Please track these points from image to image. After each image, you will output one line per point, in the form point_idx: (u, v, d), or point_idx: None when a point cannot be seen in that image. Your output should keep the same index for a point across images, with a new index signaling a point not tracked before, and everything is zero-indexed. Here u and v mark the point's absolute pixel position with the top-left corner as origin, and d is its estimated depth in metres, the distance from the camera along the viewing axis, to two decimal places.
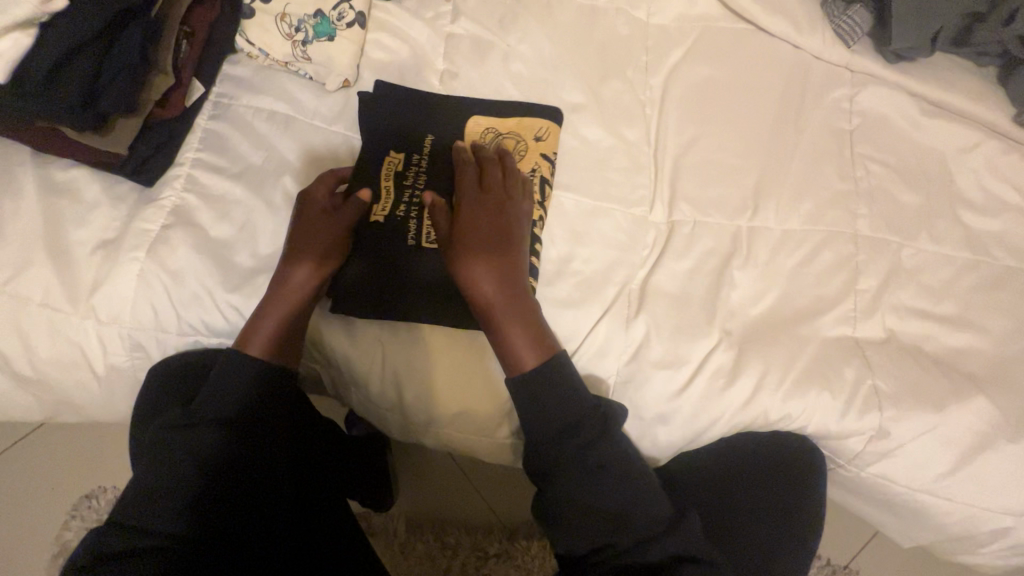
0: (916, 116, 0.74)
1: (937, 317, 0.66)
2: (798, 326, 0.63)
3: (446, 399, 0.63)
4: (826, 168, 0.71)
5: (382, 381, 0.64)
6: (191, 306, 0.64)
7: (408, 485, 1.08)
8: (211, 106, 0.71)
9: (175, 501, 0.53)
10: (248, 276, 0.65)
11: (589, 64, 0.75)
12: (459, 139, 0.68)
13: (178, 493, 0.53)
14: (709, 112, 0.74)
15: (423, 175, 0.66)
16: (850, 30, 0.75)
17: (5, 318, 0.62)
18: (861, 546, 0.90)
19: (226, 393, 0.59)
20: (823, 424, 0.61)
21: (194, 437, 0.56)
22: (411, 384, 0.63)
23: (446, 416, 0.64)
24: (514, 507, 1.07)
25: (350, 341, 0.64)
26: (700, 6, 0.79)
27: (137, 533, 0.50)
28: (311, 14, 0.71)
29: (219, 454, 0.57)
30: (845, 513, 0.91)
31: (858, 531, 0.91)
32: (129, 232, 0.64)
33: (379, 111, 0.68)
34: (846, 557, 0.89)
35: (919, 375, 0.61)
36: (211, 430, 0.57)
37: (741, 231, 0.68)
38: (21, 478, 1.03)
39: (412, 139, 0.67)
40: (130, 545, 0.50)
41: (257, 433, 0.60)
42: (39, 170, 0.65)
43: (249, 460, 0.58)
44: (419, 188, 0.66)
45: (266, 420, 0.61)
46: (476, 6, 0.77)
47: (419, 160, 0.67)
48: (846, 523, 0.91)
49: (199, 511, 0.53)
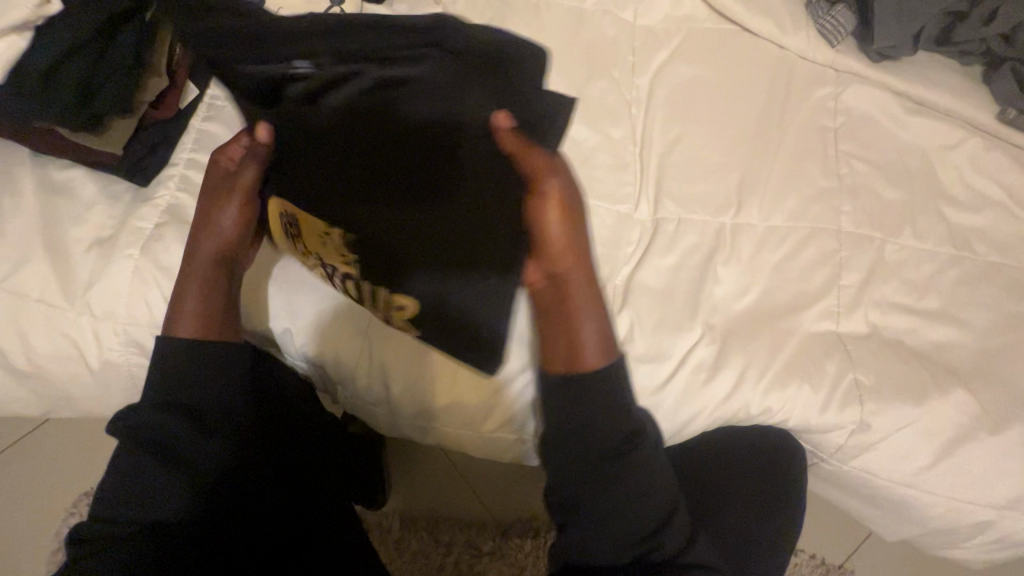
0: (900, 113, 0.75)
1: (919, 312, 0.66)
2: (781, 320, 0.64)
3: (432, 392, 0.64)
4: (810, 165, 0.72)
5: (369, 375, 0.65)
6: None
7: (403, 483, 1.09)
8: (205, 107, 0.72)
9: (154, 490, 0.53)
10: None
11: (575, 65, 0.76)
12: None
13: (155, 482, 0.53)
14: (693, 111, 0.75)
15: None
16: (833, 30, 0.76)
17: (3, 314, 0.63)
18: (855, 545, 0.90)
19: (205, 377, 0.56)
20: (805, 418, 0.61)
21: (173, 423, 0.54)
22: (397, 378, 0.64)
23: (432, 409, 0.65)
24: (507, 504, 1.08)
25: (336, 335, 0.65)
26: (686, 7, 0.80)
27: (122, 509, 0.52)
28: (303, 18, 0.73)
29: (193, 440, 0.54)
30: (837, 513, 0.91)
31: (850, 529, 0.91)
32: (125, 230, 0.66)
33: None
34: (839, 556, 0.90)
35: (900, 368, 0.62)
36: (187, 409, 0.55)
37: (725, 227, 0.69)
38: (24, 475, 1.05)
39: None
40: (116, 522, 0.52)
41: (239, 422, 0.57)
42: (38, 171, 0.67)
43: (229, 452, 0.55)
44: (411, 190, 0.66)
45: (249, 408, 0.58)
46: (465, 10, 0.79)
47: None
48: (838, 521, 0.91)
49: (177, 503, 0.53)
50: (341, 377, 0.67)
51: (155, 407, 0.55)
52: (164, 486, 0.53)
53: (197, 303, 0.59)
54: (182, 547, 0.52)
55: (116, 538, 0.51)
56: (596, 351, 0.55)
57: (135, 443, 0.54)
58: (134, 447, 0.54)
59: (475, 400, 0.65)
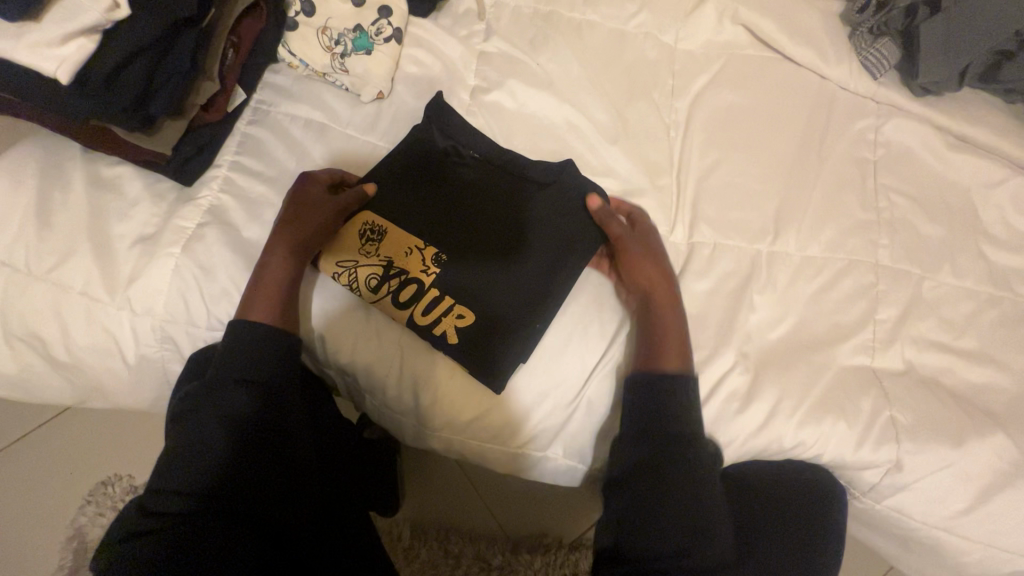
0: (941, 149, 0.74)
1: (956, 351, 0.65)
2: (816, 352, 0.63)
3: (458, 405, 0.64)
4: (849, 197, 0.72)
5: (398, 384, 0.65)
6: (219, 302, 0.66)
7: (416, 490, 1.09)
8: (251, 112, 0.74)
9: (202, 465, 0.55)
10: None
11: (616, 86, 0.77)
12: (476, 167, 0.69)
13: (205, 455, 0.56)
14: (732, 137, 0.75)
15: (443, 200, 0.67)
16: (877, 62, 0.76)
17: (43, 306, 0.64)
18: None
19: (246, 357, 0.60)
20: (837, 453, 0.60)
21: (223, 397, 0.58)
22: (425, 388, 0.64)
23: (459, 422, 0.65)
24: (519, 518, 1.08)
25: (366, 341, 0.65)
26: (728, 33, 0.80)
27: (171, 491, 0.54)
28: (351, 28, 0.75)
29: (243, 412, 0.58)
30: (859, 548, 0.89)
31: (871, 567, 0.89)
32: (168, 229, 0.67)
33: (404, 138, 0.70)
34: None
35: (937, 408, 0.61)
36: (238, 386, 0.59)
37: (761, 255, 0.68)
38: (43, 460, 1.11)
39: (430, 162, 0.69)
40: (165, 504, 0.53)
41: (283, 399, 0.62)
42: (88, 166, 0.69)
43: (272, 425, 0.60)
44: (440, 212, 0.67)
45: (288, 391, 0.63)
46: (508, 27, 0.80)
47: (440, 184, 0.68)
48: (857, 556, 0.89)
49: (225, 473, 0.56)
50: (364, 382, 0.67)
51: (208, 389, 0.59)
52: (212, 459, 0.56)
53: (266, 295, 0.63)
54: (230, 520, 0.54)
55: (166, 516, 0.53)
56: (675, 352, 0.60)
57: (185, 428, 0.57)
58: (185, 431, 0.57)
59: (501, 413, 0.64)
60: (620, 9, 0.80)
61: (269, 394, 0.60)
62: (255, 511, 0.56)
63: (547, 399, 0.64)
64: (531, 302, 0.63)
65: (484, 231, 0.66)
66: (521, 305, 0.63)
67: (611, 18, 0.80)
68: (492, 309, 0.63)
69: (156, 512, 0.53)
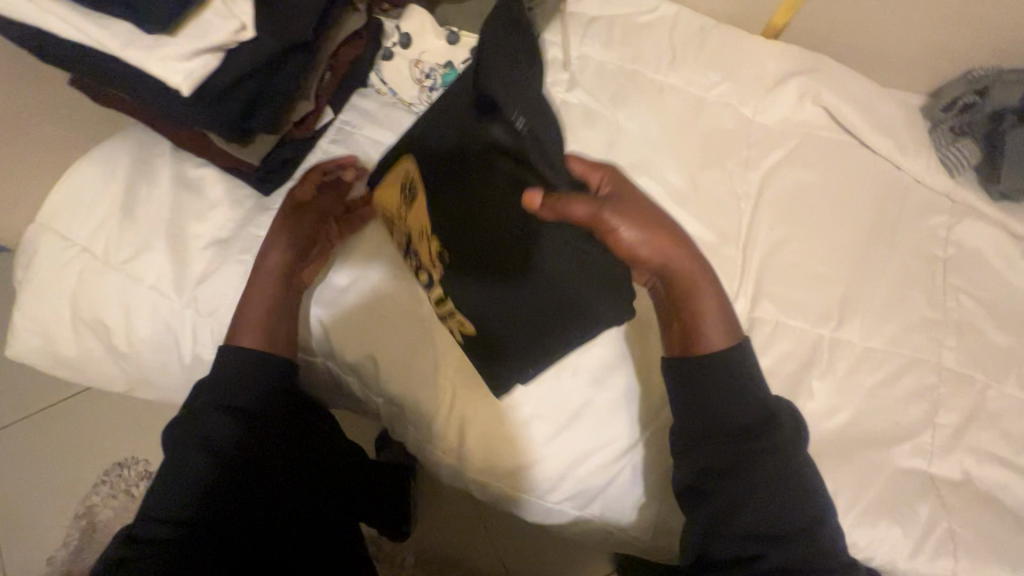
0: (1016, 256, 0.73)
1: (1018, 468, 0.63)
2: (873, 450, 0.62)
3: (503, 454, 0.64)
4: (916, 292, 0.71)
5: (444, 424, 0.65)
6: None
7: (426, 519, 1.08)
8: (334, 130, 0.76)
9: (180, 492, 0.56)
10: (339, 294, 0.68)
11: (693, 151, 0.78)
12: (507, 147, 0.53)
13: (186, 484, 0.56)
14: (802, 216, 0.75)
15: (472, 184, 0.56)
16: (956, 161, 0.76)
17: (113, 296, 0.66)
18: None
19: (237, 385, 0.60)
20: (888, 561, 0.58)
21: (205, 421, 0.58)
22: (472, 431, 0.64)
23: (502, 469, 0.64)
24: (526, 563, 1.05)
25: (415, 377, 0.65)
26: (807, 112, 0.81)
27: (156, 513, 0.55)
28: (441, 63, 0.75)
29: (227, 439, 0.58)
30: None
31: None
32: (243, 236, 0.69)
33: (450, 126, 0.58)
34: None
35: (995, 527, 0.59)
36: (223, 410, 0.59)
37: (823, 340, 0.68)
38: (72, 433, 1.15)
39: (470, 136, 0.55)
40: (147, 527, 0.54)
41: (263, 428, 0.61)
42: (175, 164, 0.71)
43: (258, 454, 0.60)
44: (471, 196, 0.56)
45: (267, 419, 0.62)
46: (592, 80, 0.82)
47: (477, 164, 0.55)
48: None
49: (200, 504, 0.56)
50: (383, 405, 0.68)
51: (192, 412, 0.59)
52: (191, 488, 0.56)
53: (258, 316, 0.63)
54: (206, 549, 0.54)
55: (150, 538, 0.54)
56: (719, 339, 0.58)
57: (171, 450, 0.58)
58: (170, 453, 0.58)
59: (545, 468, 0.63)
60: (703, 76, 0.82)
61: (252, 421, 0.60)
62: (235, 543, 0.57)
63: (557, 451, 0.63)
64: (568, 327, 0.58)
65: (488, 267, 0.57)
66: (547, 338, 0.59)
67: (693, 83, 0.81)
68: (505, 335, 0.58)
69: (139, 533, 0.54)
